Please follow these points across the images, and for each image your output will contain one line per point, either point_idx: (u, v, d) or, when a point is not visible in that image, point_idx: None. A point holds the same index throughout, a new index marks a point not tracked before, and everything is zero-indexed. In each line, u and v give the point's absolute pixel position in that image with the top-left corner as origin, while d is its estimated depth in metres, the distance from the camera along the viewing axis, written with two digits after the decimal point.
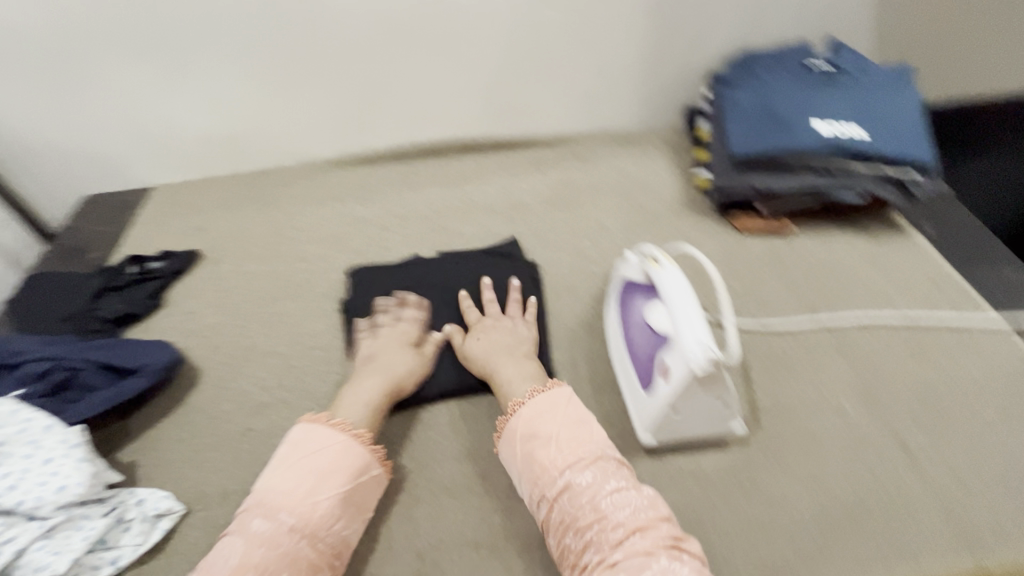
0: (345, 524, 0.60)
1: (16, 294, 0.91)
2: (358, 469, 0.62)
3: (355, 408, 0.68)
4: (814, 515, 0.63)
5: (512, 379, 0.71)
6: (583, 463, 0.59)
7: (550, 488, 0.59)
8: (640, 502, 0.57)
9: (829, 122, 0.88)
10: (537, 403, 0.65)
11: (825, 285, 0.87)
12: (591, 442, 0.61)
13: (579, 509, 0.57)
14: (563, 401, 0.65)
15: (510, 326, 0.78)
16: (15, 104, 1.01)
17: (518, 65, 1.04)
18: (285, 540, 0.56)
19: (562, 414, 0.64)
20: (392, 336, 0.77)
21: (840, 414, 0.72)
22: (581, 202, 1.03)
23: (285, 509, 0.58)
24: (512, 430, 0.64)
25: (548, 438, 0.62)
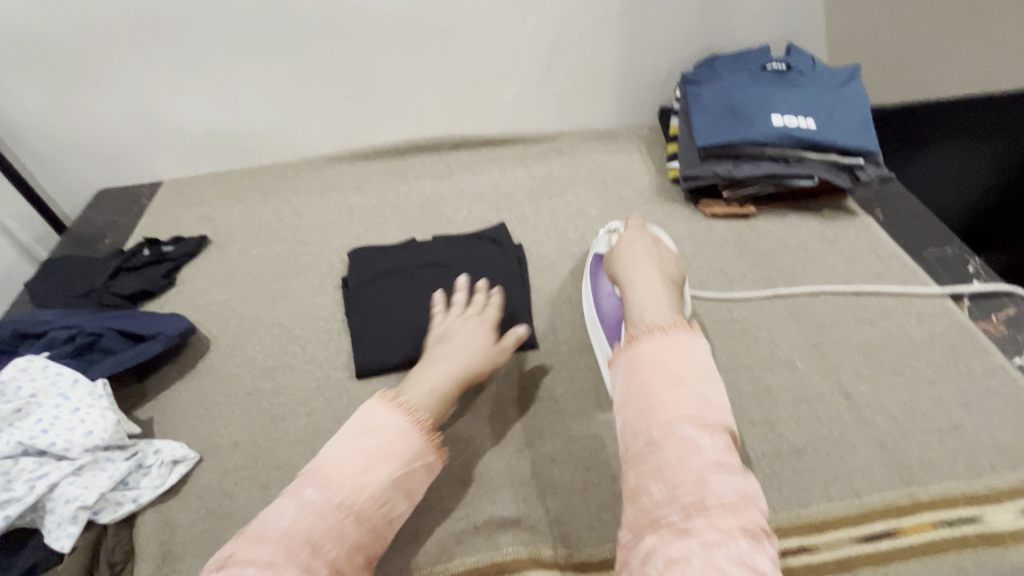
0: (392, 508, 0.57)
1: (37, 275, 0.98)
2: (414, 453, 0.59)
3: (424, 391, 0.66)
4: (767, 453, 0.71)
5: (642, 298, 0.66)
6: (708, 429, 0.52)
7: (660, 430, 0.53)
8: (744, 487, 0.50)
9: (783, 115, 0.98)
10: (661, 341, 0.58)
11: (782, 261, 0.96)
12: (723, 413, 0.55)
13: (683, 467, 0.50)
14: (700, 354, 0.58)
15: (652, 248, 0.75)
16: (36, 103, 1.09)
17: (503, 67, 1.13)
18: (330, 517, 0.53)
19: (696, 362, 0.57)
20: (468, 319, 0.78)
21: (793, 370, 0.80)
22: (563, 191, 1.12)
23: (337, 483, 0.55)
24: (629, 357, 0.59)
25: (670, 375, 0.56)
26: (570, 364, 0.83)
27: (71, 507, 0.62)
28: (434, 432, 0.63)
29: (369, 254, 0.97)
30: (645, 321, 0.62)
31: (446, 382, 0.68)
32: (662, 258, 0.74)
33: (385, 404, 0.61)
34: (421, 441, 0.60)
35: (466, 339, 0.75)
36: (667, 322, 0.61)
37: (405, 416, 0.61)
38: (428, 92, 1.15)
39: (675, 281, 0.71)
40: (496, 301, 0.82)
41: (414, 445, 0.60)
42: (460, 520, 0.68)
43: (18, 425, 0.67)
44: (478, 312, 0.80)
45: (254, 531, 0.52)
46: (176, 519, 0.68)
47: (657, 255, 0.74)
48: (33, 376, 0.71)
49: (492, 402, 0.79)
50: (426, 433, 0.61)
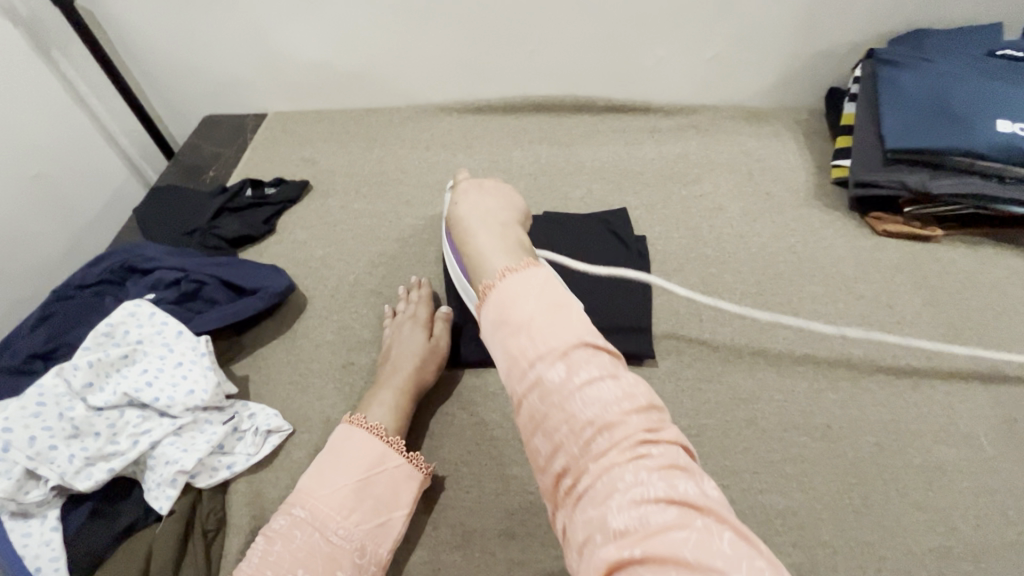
0: (362, 519, 0.59)
1: (145, 203, 0.97)
2: (376, 459, 0.62)
3: (373, 410, 0.66)
4: (934, 550, 0.59)
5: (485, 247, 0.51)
6: (556, 356, 0.41)
7: (519, 383, 0.42)
8: (617, 398, 0.40)
9: (1014, 121, 0.77)
10: (507, 285, 0.45)
11: (970, 303, 0.78)
12: (568, 331, 0.42)
13: (548, 408, 0.40)
14: (536, 281, 0.45)
15: (492, 203, 0.58)
16: (150, 19, 1.03)
17: (652, 22, 0.96)
18: (298, 534, 0.57)
19: (534, 295, 0.44)
20: (401, 323, 0.75)
21: (976, 448, 0.65)
22: (698, 178, 0.97)
23: (300, 504, 0.59)
24: (485, 311, 0.46)
25: (522, 324, 0.43)
26: (696, 394, 0.72)
27: (171, 470, 0.61)
28: (396, 434, 0.65)
29: None
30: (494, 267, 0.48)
31: (390, 392, 0.68)
32: (490, 205, 0.57)
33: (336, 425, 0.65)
34: (375, 444, 0.63)
35: (400, 347, 0.72)
36: (507, 266, 0.48)
37: (350, 426, 0.64)
38: (560, 46, 1.00)
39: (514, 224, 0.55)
40: (421, 296, 0.80)
41: (369, 451, 0.62)
42: (562, 558, 0.61)
43: (124, 373, 0.65)
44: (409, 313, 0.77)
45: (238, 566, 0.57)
46: (267, 493, 0.66)
47: (484, 207, 0.57)
48: (140, 322, 0.69)
49: None
50: (383, 436, 0.64)
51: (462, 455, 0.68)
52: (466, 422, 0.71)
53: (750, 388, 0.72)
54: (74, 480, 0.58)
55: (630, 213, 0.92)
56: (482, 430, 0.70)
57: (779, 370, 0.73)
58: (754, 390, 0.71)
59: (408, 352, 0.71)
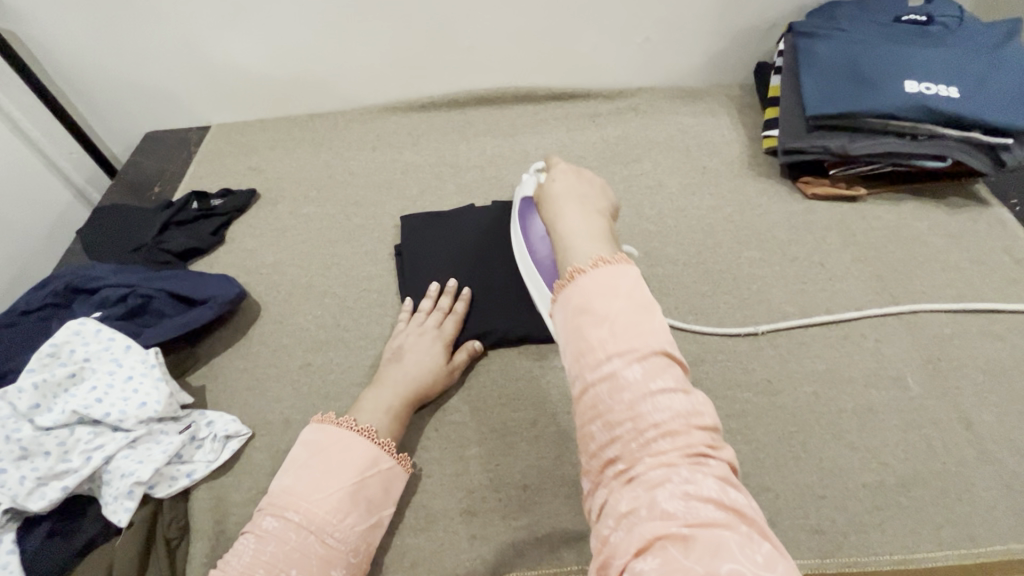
0: (357, 521, 0.58)
1: (88, 224, 0.95)
2: (369, 461, 0.61)
3: (375, 414, 0.65)
4: (868, 485, 0.63)
5: (574, 235, 0.49)
6: (635, 354, 0.41)
7: (592, 369, 0.41)
8: (685, 407, 0.40)
9: (919, 82, 0.82)
10: (596, 279, 0.44)
11: (894, 255, 0.83)
12: (652, 334, 0.42)
13: (616, 403, 0.40)
14: (626, 281, 0.44)
15: (587, 189, 0.55)
16: (80, 37, 1.01)
17: (583, 9, 0.98)
18: (293, 537, 0.54)
19: (622, 293, 0.43)
20: (423, 332, 0.74)
21: (903, 388, 0.70)
22: (639, 157, 1.00)
23: (294, 507, 0.56)
24: (566, 295, 0.45)
25: (604, 317, 0.42)
26: None
27: (127, 482, 0.61)
28: (388, 438, 0.64)
29: (423, 220, 0.90)
30: (582, 255, 0.47)
31: (398, 402, 0.67)
32: (589, 193, 0.54)
33: (324, 426, 0.62)
34: (371, 448, 0.61)
35: (410, 357, 0.72)
36: (600, 256, 0.46)
37: (345, 428, 0.62)
38: (496, 38, 1.02)
39: (607, 214, 0.53)
40: (457, 312, 0.77)
41: (364, 454, 0.61)
42: (522, 529, 0.63)
43: (72, 392, 0.65)
44: (433, 324, 0.75)
45: (220, 569, 0.53)
46: (230, 498, 0.67)
47: (581, 194, 0.54)
48: (86, 340, 0.68)
49: (556, 398, 0.72)
50: (376, 440, 0.62)
51: (421, 441, 0.70)
52: (424, 410, 0.72)
53: (695, 352, 0.75)
54: (26, 501, 0.58)
55: None
56: (440, 416, 0.72)
57: (720, 332, 0.76)
58: (697, 353, 0.75)
59: (421, 365, 0.71)
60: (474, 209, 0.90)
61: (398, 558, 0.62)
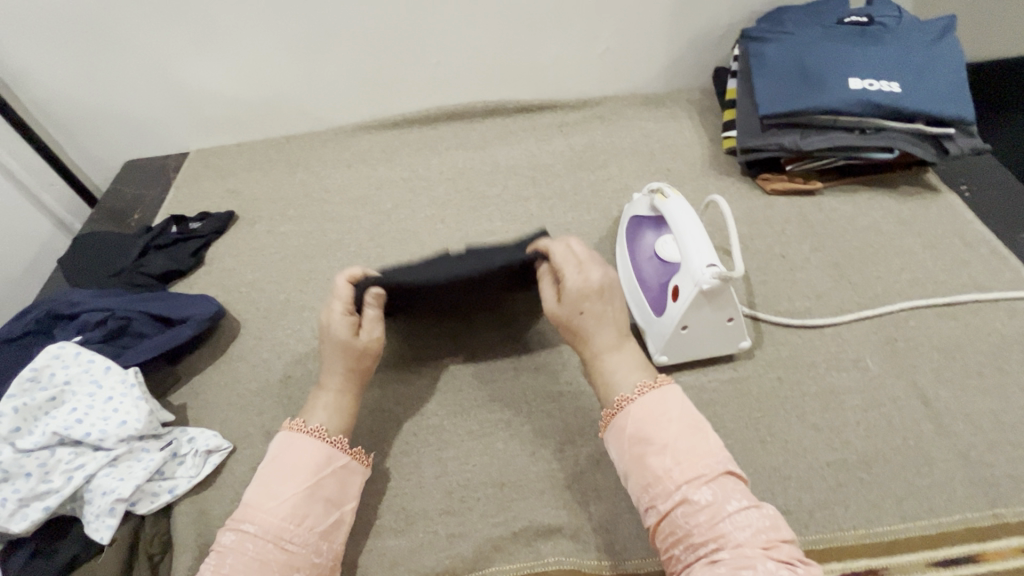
0: (315, 523, 0.57)
1: (68, 252, 0.97)
2: (322, 462, 0.60)
3: (320, 413, 0.64)
4: (832, 464, 0.65)
5: (616, 366, 0.61)
6: (702, 479, 0.49)
7: (665, 500, 0.50)
8: (761, 522, 0.47)
9: (863, 78, 0.86)
10: (644, 404, 0.55)
11: (851, 244, 0.87)
12: (711, 455, 0.51)
13: (694, 525, 0.48)
14: (674, 401, 0.55)
15: (606, 306, 0.63)
16: (57, 72, 1.04)
17: (543, 25, 1.03)
18: (251, 547, 0.53)
19: (674, 419, 0.53)
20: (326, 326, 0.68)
21: (863, 369, 0.73)
22: (605, 163, 1.04)
23: (249, 518, 0.55)
24: (620, 426, 0.55)
25: (662, 444, 0.52)
26: None
27: (108, 500, 0.61)
28: (341, 437, 0.63)
29: None
30: (628, 386, 0.59)
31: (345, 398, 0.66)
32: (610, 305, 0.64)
33: (287, 432, 0.61)
34: (325, 449, 0.61)
35: (330, 350, 0.67)
36: (643, 382, 0.57)
37: (308, 434, 0.61)
38: (461, 55, 1.06)
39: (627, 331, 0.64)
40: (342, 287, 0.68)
41: (316, 456, 0.60)
42: (500, 525, 0.64)
43: (53, 414, 0.66)
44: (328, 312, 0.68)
45: None
46: (212, 511, 0.68)
47: (609, 308, 0.64)
48: (66, 363, 0.70)
49: (530, 397, 0.74)
50: (329, 440, 0.62)
51: (400, 445, 0.71)
52: (402, 415, 0.74)
53: None
54: (8, 523, 0.59)
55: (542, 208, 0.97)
56: (418, 421, 0.73)
57: None
58: None
59: (340, 353, 0.67)
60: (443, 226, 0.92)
61: (379, 560, 0.63)
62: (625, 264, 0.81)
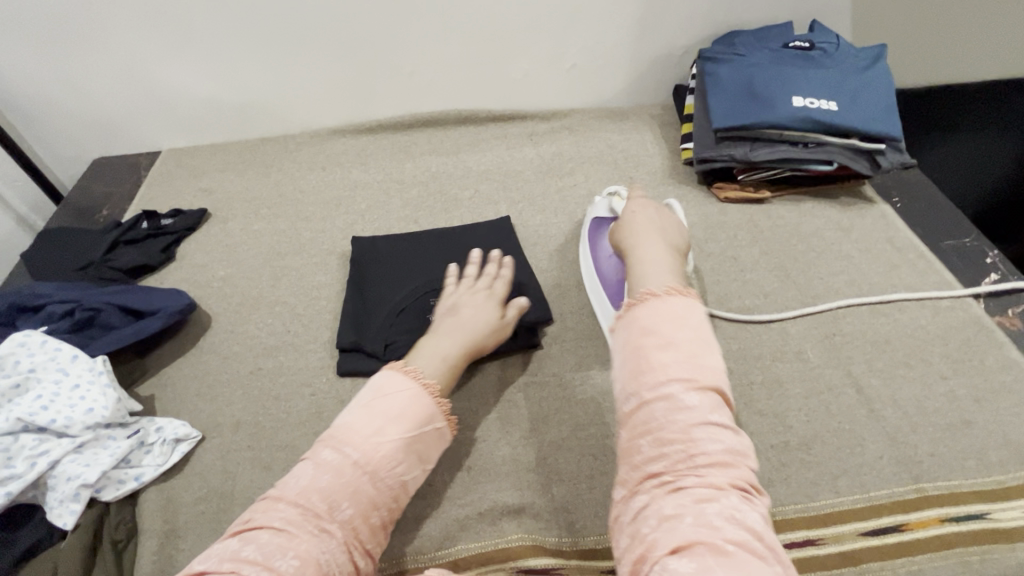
0: (405, 470, 0.60)
1: (33, 246, 0.96)
2: (426, 417, 0.62)
3: (435, 363, 0.69)
4: (775, 446, 0.70)
5: (650, 262, 0.68)
6: (695, 386, 0.54)
7: (650, 390, 0.54)
8: (734, 442, 0.52)
9: (805, 97, 0.94)
10: (666, 303, 0.59)
11: (795, 248, 0.94)
12: (713, 373, 0.55)
13: (670, 421, 0.52)
14: (697, 321, 0.59)
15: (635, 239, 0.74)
16: (28, 67, 1.04)
17: (514, 40, 1.09)
18: (347, 474, 0.57)
19: (688, 328, 0.58)
20: (476, 291, 0.78)
21: (804, 361, 0.79)
22: (572, 171, 1.09)
23: (351, 444, 0.58)
24: (636, 317, 0.60)
25: (670, 347, 0.56)
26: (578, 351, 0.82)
27: (73, 485, 0.62)
28: (444, 400, 0.66)
29: (367, 245, 0.95)
30: (657, 285, 0.63)
31: (456, 355, 0.71)
32: (641, 245, 0.72)
33: (400, 374, 0.64)
34: (432, 405, 0.63)
35: (477, 311, 0.76)
36: (671, 287, 0.62)
37: (421, 386, 0.64)
38: (435, 66, 1.11)
39: (675, 252, 0.72)
40: (503, 276, 0.81)
41: (423, 409, 0.62)
42: (466, 506, 0.67)
43: (17, 401, 0.66)
44: (486, 287, 0.80)
45: (272, 495, 0.55)
46: (180, 498, 0.68)
47: (658, 225, 0.75)
48: (31, 351, 0.69)
49: (497, 387, 0.78)
50: (437, 399, 0.64)
51: None
52: None
53: None
54: None
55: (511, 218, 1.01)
56: None
57: None
58: None
59: (476, 322, 0.74)
60: (406, 240, 0.95)
61: None
62: (587, 267, 0.88)
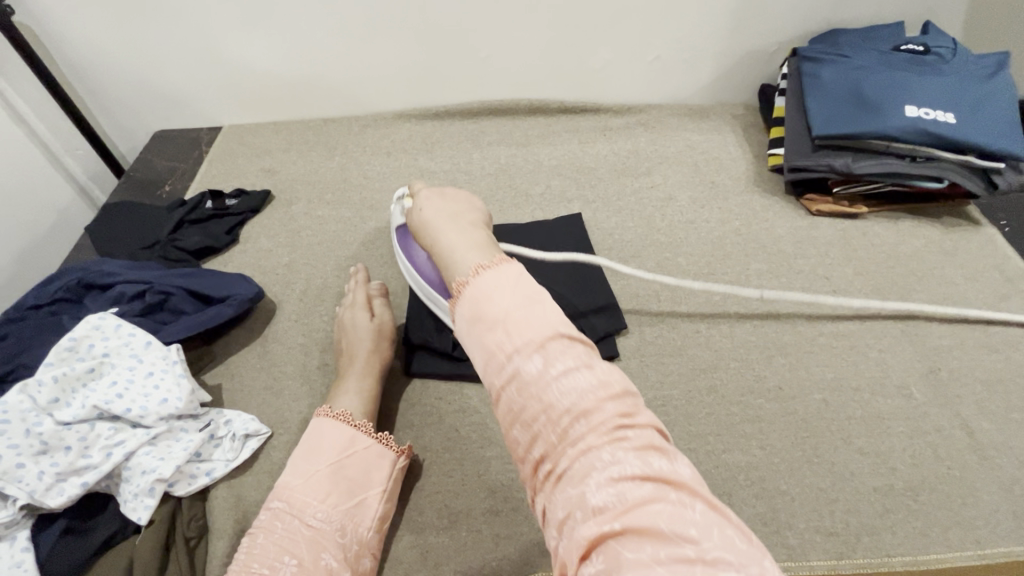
0: (339, 501, 0.60)
1: (99, 220, 0.94)
2: (345, 443, 0.64)
3: (347, 400, 0.68)
4: (878, 489, 0.66)
5: (454, 247, 0.51)
6: (532, 347, 0.42)
7: (499, 375, 0.42)
8: (590, 382, 0.41)
9: (919, 107, 0.86)
10: (479, 284, 0.45)
11: (894, 270, 0.87)
12: (536, 325, 0.42)
13: (526, 398, 0.41)
14: (508, 285, 0.45)
15: (467, 204, 0.59)
16: (98, 35, 1.02)
17: (598, 28, 1.02)
18: (278, 525, 0.58)
19: (503, 292, 0.44)
20: (349, 310, 0.78)
21: (907, 397, 0.73)
22: (649, 171, 1.03)
23: (277, 497, 0.60)
24: (462, 308, 0.46)
25: (499, 329, 0.43)
26: (659, 368, 0.77)
27: (148, 479, 0.60)
28: (363, 419, 0.67)
29: None
30: (465, 266, 0.49)
31: (365, 381, 0.70)
32: (458, 206, 0.58)
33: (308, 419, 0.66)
34: (345, 428, 0.64)
35: (351, 333, 0.75)
36: (480, 264, 0.48)
37: (327, 417, 0.65)
38: (511, 52, 1.05)
39: (480, 225, 0.56)
40: (358, 283, 0.82)
41: (338, 436, 0.64)
42: None
43: (92, 387, 0.64)
44: (353, 300, 0.80)
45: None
46: (250, 496, 0.66)
47: (466, 217, 0.56)
48: (106, 335, 0.68)
49: None
50: (350, 420, 0.65)
51: (442, 442, 0.71)
52: (445, 411, 0.73)
53: (708, 359, 0.78)
54: (45, 498, 0.57)
55: (583, 218, 0.96)
56: (461, 418, 0.73)
57: (732, 341, 0.79)
58: (711, 361, 0.77)
59: (364, 341, 0.74)
60: None
61: (423, 557, 0.62)
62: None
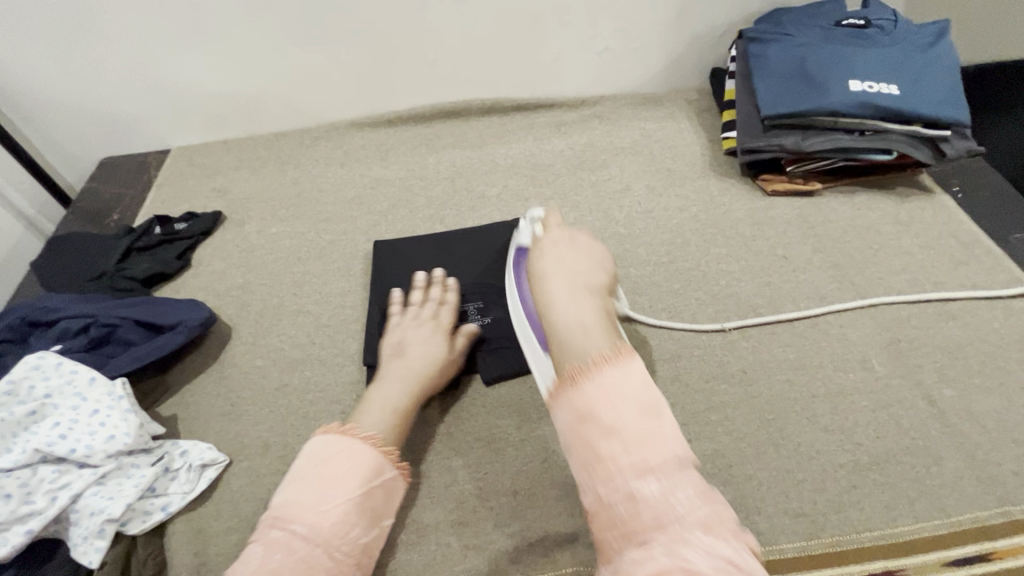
0: (360, 532, 0.57)
1: (43, 255, 0.91)
2: (374, 470, 0.60)
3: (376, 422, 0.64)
4: (844, 465, 0.65)
5: (566, 323, 0.55)
6: (648, 467, 0.45)
7: (608, 487, 0.45)
8: (693, 498, 0.43)
9: (863, 81, 0.87)
10: (606, 378, 0.48)
11: (851, 245, 0.87)
12: (659, 440, 0.46)
13: (637, 510, 0.44)
14: (633, 381, 0.48)
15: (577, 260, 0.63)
16: (29, 64, 0.98)
17: (543, 24, 1.01)
18: (301, 550, 0.53)
19: (628, 399, 0.47)
20: (419, 324, 0.74)
21: (869, 370, 0.73)
22: (606, 163, 1.03)
23: (298, 520, 0.55)
24: (571, 400, 0.49)
25: (613, 428, 0.46)
26: None
27: (97, 520, 0.58)
28: (392, 447, 0.63)
29: (392, 251, 0.90)
30: (584, 352, 0.52)
31: (403, 402, 0.67)
32: (580, 267, 0.63)
33: (338, 435, 0.61)
34: (377, 455, 0.60)
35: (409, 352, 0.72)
36: (602, 354, 0.51)
37: (363, 439, 0.61)
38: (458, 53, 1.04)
39: (601, 300, 0.60)
40: (450, 302, 0.77)
41: (369, 462, 0.60)
42: (514, 536, 0.63)
43: (33, 430, 0.62)
44: (432, 316, 0.76)
45: None
46: (210, 528, 0.64)
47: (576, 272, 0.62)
48: (46, 374, 0.65)
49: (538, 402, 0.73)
50: (382, 448, 0.62)
51: (406, 455, 0.69)
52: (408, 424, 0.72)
53: (672, 348, 0.77)
54: None
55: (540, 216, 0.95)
56: (425, 429, 0.71)
57: (693, 328, 0.79)
58: (674, 350, 0.77)
59: (416, 368, 0.70)
60: (433, 244, 0.90)
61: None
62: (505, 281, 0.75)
